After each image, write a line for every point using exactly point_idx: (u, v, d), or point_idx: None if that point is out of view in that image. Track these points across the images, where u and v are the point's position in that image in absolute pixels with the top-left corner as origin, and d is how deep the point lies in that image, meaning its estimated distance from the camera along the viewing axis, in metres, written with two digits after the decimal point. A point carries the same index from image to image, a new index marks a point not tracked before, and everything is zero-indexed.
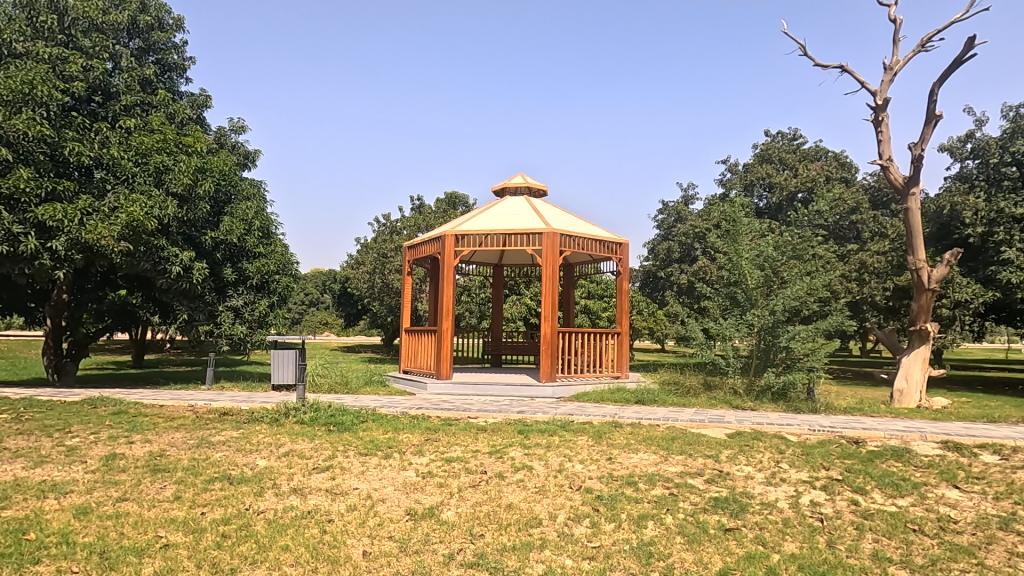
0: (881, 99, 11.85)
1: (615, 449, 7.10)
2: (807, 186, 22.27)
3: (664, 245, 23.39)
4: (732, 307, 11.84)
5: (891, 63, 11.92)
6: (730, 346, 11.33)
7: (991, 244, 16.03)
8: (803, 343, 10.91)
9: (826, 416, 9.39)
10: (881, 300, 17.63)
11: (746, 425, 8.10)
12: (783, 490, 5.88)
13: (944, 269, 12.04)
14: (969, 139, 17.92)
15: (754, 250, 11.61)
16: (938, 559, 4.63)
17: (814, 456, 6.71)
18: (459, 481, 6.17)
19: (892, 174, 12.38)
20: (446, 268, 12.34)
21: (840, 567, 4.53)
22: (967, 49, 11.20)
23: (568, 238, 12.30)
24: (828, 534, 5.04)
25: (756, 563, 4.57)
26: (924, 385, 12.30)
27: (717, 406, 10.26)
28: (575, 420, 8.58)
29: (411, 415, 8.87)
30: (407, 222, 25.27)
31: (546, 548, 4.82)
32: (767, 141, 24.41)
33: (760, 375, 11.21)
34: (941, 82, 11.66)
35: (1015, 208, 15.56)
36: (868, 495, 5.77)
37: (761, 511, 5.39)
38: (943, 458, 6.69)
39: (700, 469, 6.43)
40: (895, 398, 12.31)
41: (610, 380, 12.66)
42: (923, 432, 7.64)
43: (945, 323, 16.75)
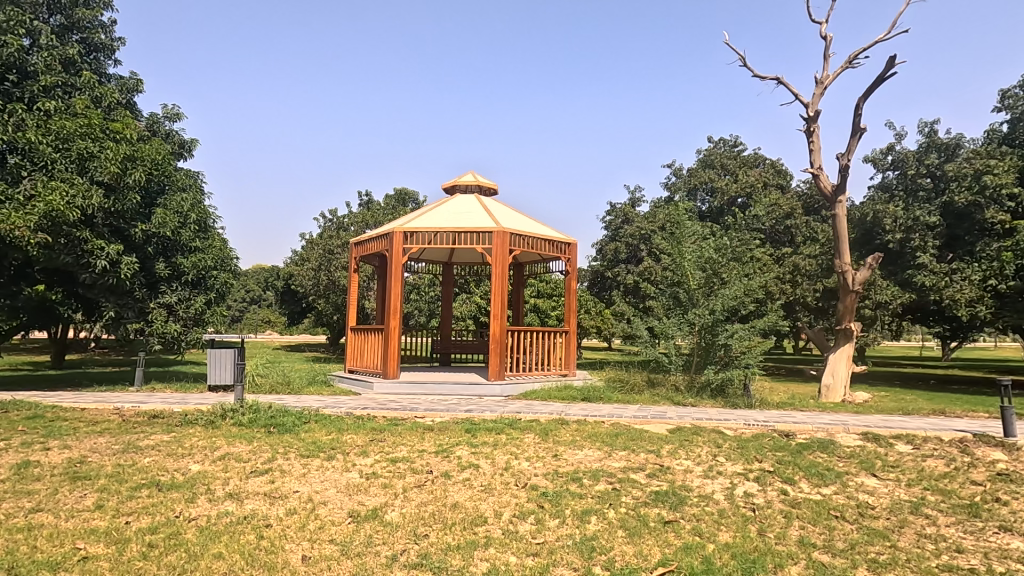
0: (813, 111, 12.53)
1: (561, 446, 7.20)
2: (746, 192, 23.31)
3: (611, 246, 23.87)
4: (675, 306, 12.21)
5: (822, 77, 12.60)
6: (672, 344, 11.75)
7: (908, 250, 17.26)
8: (741, 341, 11.43)
9: (761, 411, 9.91)
10: (812, 300, 18.67)
11: (686, 421, 8.39)
12: (719, 483, 6.14)
13: (867, 272, 12.84)
14: (890, 152, 19.21)
15: (696, 252, 12.06)
16: (857, 543, 4.89)
17: (748, 450, 7.05)
18: (404, 481, 6.09)
19: (822, 182, 13.12)
20: (393, 265, 12.16)
21: (769, 554, 4.71)
22: (890, 67, 11.97)
23: (518, 237, 12.37)
24: (759, 523, 5.26)
25: (692, 553, 4.71)
26: (848, 380, 13.11)
27: (660, 402, 10.61)
28: (523, 418, 8.63)
29: (356, 415, 8.67)
30: (354, 218, 24.78)
31: (491, 547, 4.83)
32: (709, 147, 25.31)
33: (700, 372, 11.67)
34: (866, 97, 12.42)
35: (929, 217, 16.87)
36: (797, 485, 6.10)
37: (698, 503, 5.61)
38: (863, 448, 7.17)
39: (642, 464, 6.62)
40: (823, 394, 13.04)
41: (558, 378, 12.84)
42: (846, 425, 8.15)
43: (868, 323, 17.92)
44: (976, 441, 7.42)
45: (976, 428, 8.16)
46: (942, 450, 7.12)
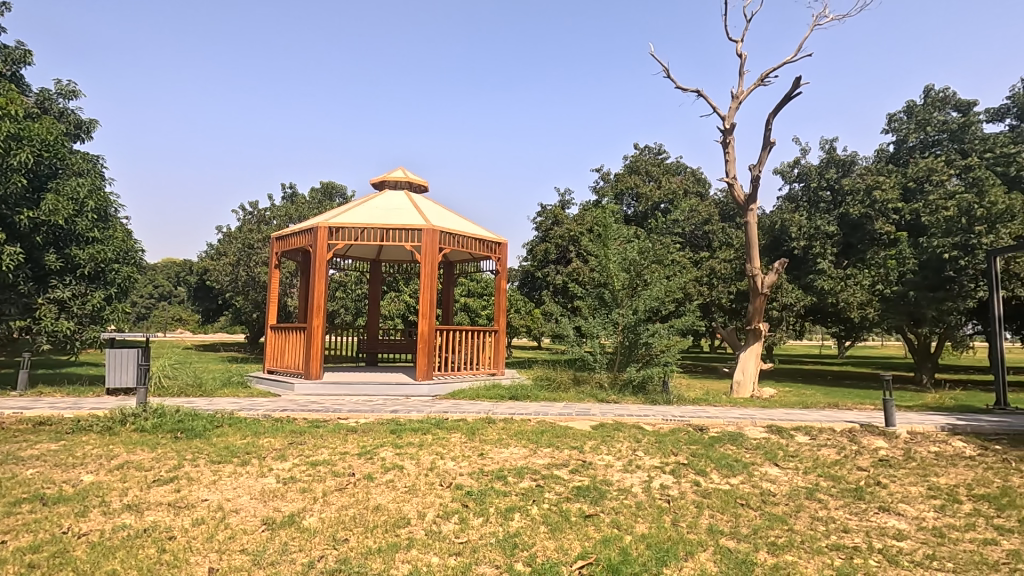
0: (728, 124, 13.31)
1: (487, 444, 7.23)
2: (669, 198, 24.41)
3: (541, 247, 24.25)
4: (601, 306, 12.60)
5: (737, 92, 13.41)
6: (597, 343, 12.12)
7: (810, 256, 18.79)
8: (661, 340, 11.96)
9: (678, 407, 10.43)
10: (726, 302, 19.86)
11: (608, 417, 8.66)
12: (637, 476, 6.40)
13: (774, 276, 13.82)
14: (796, 165, 20.78)
15: (621, 254, 12.50)
16: (759, 528, 5.22)
17: (665, 443, 7.40)
18: (324, 485, 5.88)
19: (736, 191, 13.98)
20: (317, 262, 11.72)
21: (681, 541, 4.93)
22: (796, 86, 12.91)
23: (448, 236, 12.29)
24: (673, 514, 5.52)
25: (610, 545, 4.85)
26: (756, 377, 14.06)
27: (585, 400, 10.90)
28: (450, 418, 8.59)
29: (274, 418, 8.28)
30: (277, 211, 23.66)
31: (412, 548, 4.76)
32: (635, 153, 26.26)
33: (623, 370, 12.10)
34: (775, 113, 13.34)
35: (828, 227, 18.45)
36: (708, 476, 6.48)
37: (618, 497, 5.82)
38: (767, 440, 7.72)
39: (565, 460, 6.78)
40: (734, 389, 13.91)
41: (487, 377, 12.88)
42: (753, 418, 8.75)
43: (775, 324, 19.32)
44: (863, 431, 8.18)
45: (863, 419, 9.00)
46: (834, 440, 7.79)
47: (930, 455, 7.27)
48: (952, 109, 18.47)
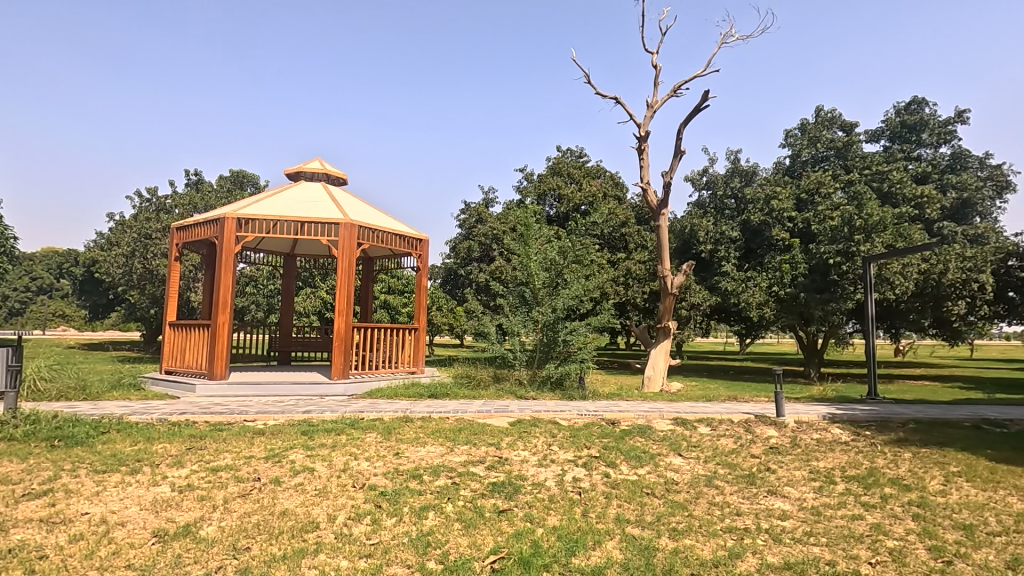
0: (644, 131, 13.94)
1: (403, 444, 7.12)
2: (589, 200, 25.17)
3: (464, 244, 24.21)
4: (521, 305, 12.80)
5: (652, 102, 14.06)
6: (518, 341, 12.30)
7: (716, 259, 20.14)
8: (578, 338, 12.32)
9: (592, 402, 10.81)
10: (640, 301, 20.82)
11: (526, 414, 8.81)
12: (551, 470, 6.57)
13: (683, 278, 14.64)
14: (705, 174, 22.12)
15: (541, 254, 12.76)
16: (661, 515, 5.52)
17: (579, 438, 7.65)
18: (226, 492, 5.54)
19: (649, 196, 14.68)
20: (223, 255, 11.00)
21: (590, 531, 5.11)
22: (705, 99, 13.71)
23: (367, 231, 11.95)
24: (583, 505, 5.72)
25: (522, 538, 4.94)
26: (666, 372, 14.85)
27: (504, 397, 11.03)
28: (366, 417, 8.38)
29: (171, 422, 7.69)
30: (180, 199, 21.95)
31: (320, 553, 4.60)
32: (558, 154, 26.85)
33: (542, 367, 12.35)
34: (686, 123, 14.09)
35: (732, 232, 19.85)
36: (618, 467, 6.77)
37: (531, 491, 5.94)
38: (673, 431, 8.19)
39: (482, 457, 6.83)
40: (645, 384, 14.61)
41: (406, 375, 12.67)
42: (661, 411, 9.25)
43: (683, 322, 20.51)
44: (757, 421, 8.88)
45: (757, 410, 9.77)
46: (731, 430, 8.41)
47: (812, 441, 8.03)
48: (837, 129, 20.42)
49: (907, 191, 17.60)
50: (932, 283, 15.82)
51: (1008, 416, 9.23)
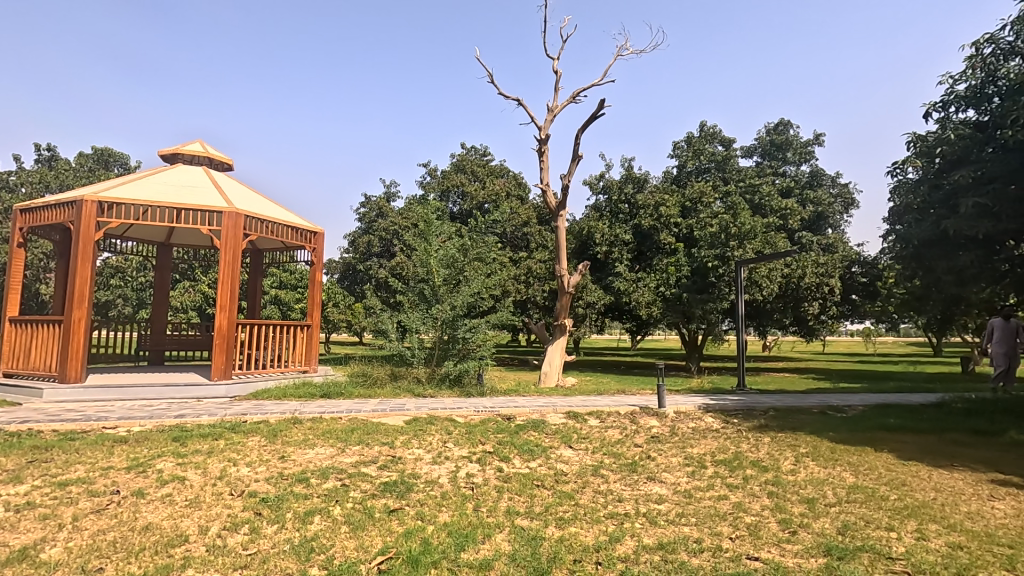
0: (544, 134, 14.32)
1: (289, 447, 6.76)
2: (492, 199, 25.34)
3: (364, 239, 23.45)
4: (421, 302, 12.65)
5: (552, 106, 14.46)
6: (417, 338, 12.16)
7: (610, 260, 21.28)
8: (477, 335, 12.39)
9: (490, 398, 10.96)
10: (540, 300, 21.39)
11: (422, 412, 8.74)
12: (445, 467, 6.58)
13: (579, 277, 15.22)
14: (602, 179, 23.16)
15: (441, 250, 12.70)
16: (549, 506, 5.71)
17: (474, 434, 7.73)
18: (76, 509, 4.94)
19: (548, 197, 15.12)
20: (80, 242, 9.77)
21: (480, 526, 5.16)
22: (601, 107, 14.28)
23: (254, 221, 11.17)
24: (475, 500, 5.78)
25: (411, 537, 4.88)
26: (561, 368, 15.39)
27: (401, 395, 10.85)
28: (249, 420, 7.86)
29: (10, 432, 6.71)
30: (28, 177, 19.19)
31: (189, 568, 4.24)
32: (462, 152, 26.84)
33: (440, 364, 12.27)
34: (584, 129, 14.58)
35: (624, 235, 21.05)
36: (511, 461, 6.93)
37: (424, 489, 5.90)
38: (565, 425, 8.54)
39: (374, 457, 6.67)
40: (541, 379, 15.04)
41: (297, 374, 12.01)
42: (555, 406, 9.61)
43: (579, 320, 21.44)
44: (641, 412, 9.51)
45: (642, 402, 10.45)
46: (618, 421, 8.93)
47: (688, 430, 8.73)
48: (718, 143, 22.29)
49: (774, 203, 19.65)
50: (792, 285, 17.77)
51: (847, 403, 10.63)
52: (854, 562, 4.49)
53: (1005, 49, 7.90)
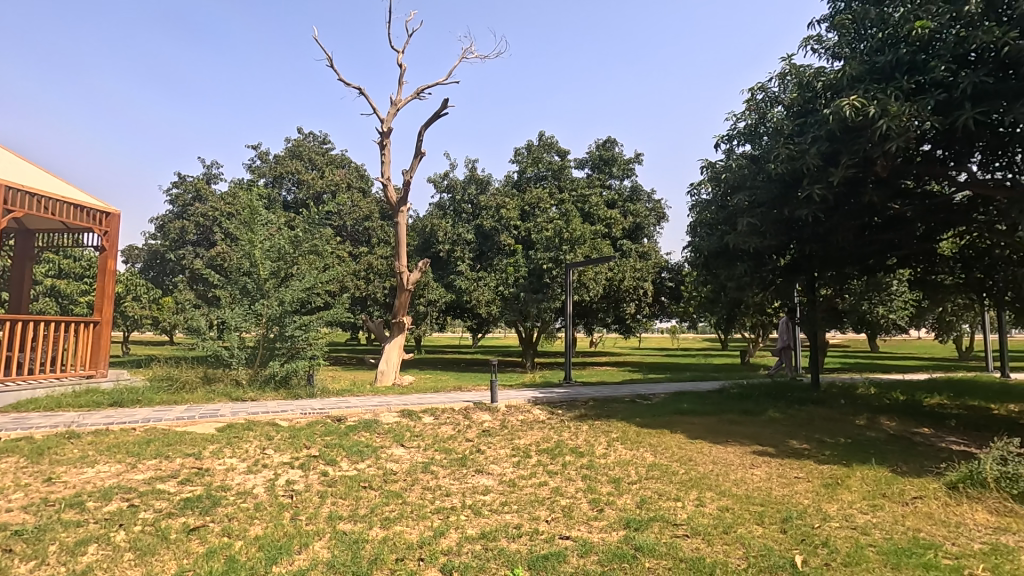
0: (387, 127, 13.98)
1: (61, 466, 5.70)
2: (331, 190, 24.05)
3: (176, 224, 20.71)
4: (243, 297, 11.49)
5: (396, 99, 14.16)
6: (237, 336, 11.04)
7: (452, 259, 21.73)
8: (308, 333, 11.59)
9: (320, 399, 10.44)
10: (380, 297, 20.90)
11: (239, 417, 7.99)
12: (261, 476, 6.08)
13: (418, 274, 14.99)
14: (446, 177, 23.30)
15: (268, 241, 11.67)
16: (375, 507, 5.57)
17: (298, 438, 7.28)
18: None
19: (389, 192, 14.76)
20: None
21: (297, 535, 4.85)
22: (445, 106, 14.20)
23: (18, 194, 9.12)
24: (294, 508, 5.42)
25: (215, 556, 4.41)
26: (399, 366, 15.20)
27: (215, 400, 9.80)
28: (6, 436, 6.47)
29: None
30: None
31: None
32: (298, 137, 25.15)
33: (264, 365, 11.27)
34: (427, 126, 14.36)
35: (467, 235, 21.62)
36: (337, 464, 6.65)
37: (234, 502, 5.37)
38: (398, 424, 8.51)
39: (174, 470, 5.91)
40: (377, 378, 14.68)
41: (78, 381, 10.07)
42: (390, 405, 9.63)
43: (420, 318, 21.66)
44: (475, 408, 9.81)
45: (476, 398, 10.78)
46: (452, 417, 9.10)
47: (517, 422, 9.20)
48: (554, 153, 23.78)
49: (601, 213, 21.57)
50: (614, 288, 19.72)
51: (653, 392, 12.09)
52: (647, 531, 5.11)
53: (771, 96, 9.60)
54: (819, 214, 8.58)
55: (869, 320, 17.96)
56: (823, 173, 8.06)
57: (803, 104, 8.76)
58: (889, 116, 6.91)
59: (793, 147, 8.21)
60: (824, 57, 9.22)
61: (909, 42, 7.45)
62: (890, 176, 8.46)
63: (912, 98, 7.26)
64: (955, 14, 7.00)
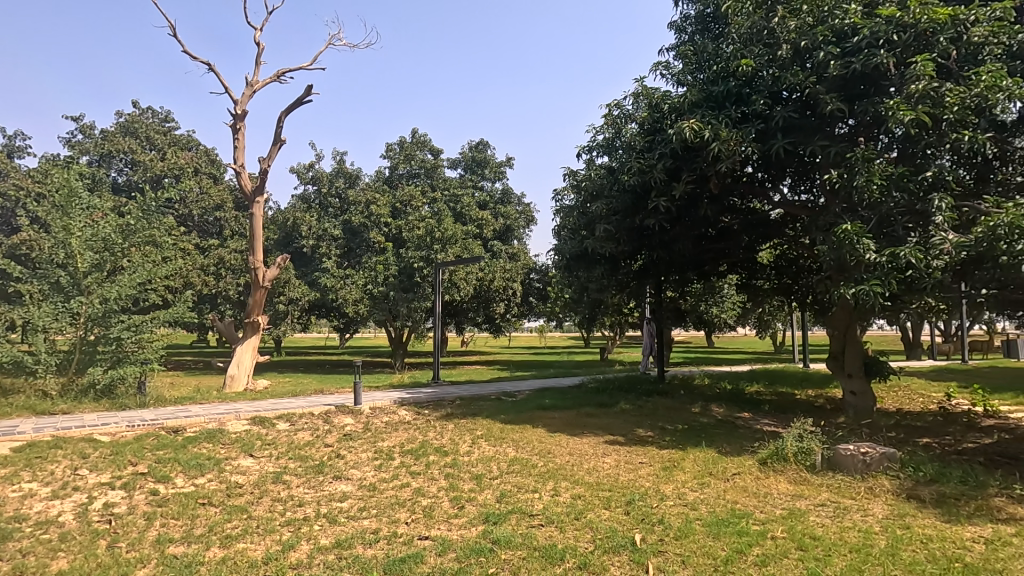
0: (241, 109, 12.82)
1: None
2: (175, 174, 21.50)
3: None
4: (53, 293, 9.80)
5: (252, 80, 13.04)
6: (45, 339, 9.41)
7: (317, 255, 20.64)
8: (140, 335, 10.21)
9: (155, 409, 9.32)
10: (233, 294, 19.17)
11: (46, 433, 6.86)
12: (71, 501, 5.27)
13: (276, 271, 13.84)
14: (311, 169, 21.99)
15: (89, 229, 10.09)
16: (214, 525, 5.07)
17: (122, 454, 6.44)
18: None
19: (243, 180, 13.54)
20: None
21: (113, 566, 4.25)
22: (308, 93, 13.38)
23: None
24: (112, 535, 4.76)
25: None
26: (252, 370, 14.04)
27: (14, 415, 8.31)
28: None
29: None
30: None
31: None
32: (133, 111, 22.23)
33: (83, 373, 9.76)
34: (288, 112, 13.39)
35: (333, 230, 20.66)
36: (170, 481, 5.98)
37: (31, 534, 4.58)
38: (247, 432, 7.87)
39: None
40: (227, 384, 13.43)
41: None
42: (239, 412, 8.86)
43: (280, 317, 20.22)
44: (336, 411, 9.40)
45: (338, 401, 10.34)
46: (310, 423, 8.62)
47: (381, 424, 8.96)
48: (427, 151, 23.58)
49: (473, 213, 21.77)
50: (484, 288, 20.08)
51: (518, 389, 12.49)
52: (504, 524, 5.26)
53: (626, 113, 10.40)
54: (664, 223, 9.46)
55: (707, 319, 20.23)
56: (667, 187, 8.93)
57: (652, 123, 9.61)
58: (721, 139, 7.84)
59: (643, 162, 8.98)
60: (671, 82, 10.19)
61: (737, 77, 8.52)
62: (721, 193, 9.62)
63: (738, 126, 8.31)
64: (771, 57, 8.14)
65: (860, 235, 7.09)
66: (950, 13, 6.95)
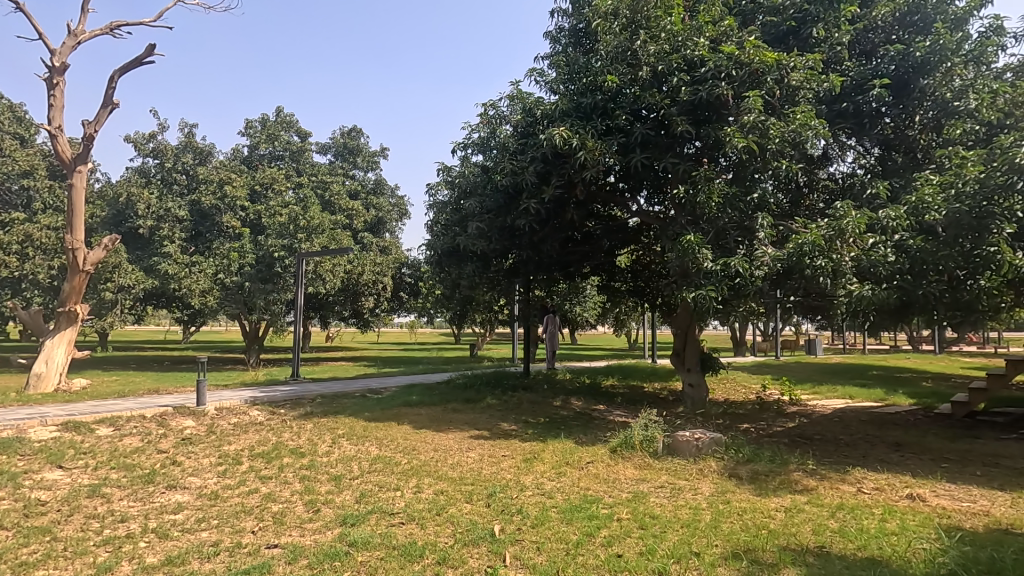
0: (60, 62, 10.90)
1: None
2: None
3: None
4: None
5: (75, 30, 11.14)
6: None
7: (156, 237, 18.27)
8: None
9: None
10: (44, 278, 16.32)
11: None
12: None
13: (101, 253, 11.99)
14: (152, 139, 19.42)
15: None
16: (4, 552, 4.26)
17: None
18: None
19: (60, 144, 11.53)
20: None
21: None
22: (149, 54, 11.82)
23: None
24: None
25: None
26: (66, 368, 12.03)
27: None
28: None
29: None
30: None
31: None
32: None
33: None
34: (122, 72, 11.69)
35: (178, 211, 18.51)
36: None
37: None
38: (56, 440, 6.76)
39: None
40: (32, 384, 11.37)
41: None
42: (45, 417, 7.57)
43: (106, 307, 17.55)
44: (173, 413, 8.44)
45: (177, 402, 9.28)
46: (139, 427, 7.61)
47: (228, 426, 8.19)
48: (294, 133, 22.04)
49: (342, 202, 20.72)
50: (352, 281, 19.21)
51: (384, 385, 12.17)
52: (363, 525, 5.09)
53: (501, 115, 10.59)
54: (533, 224, 9.82)
55: (570, 318, 21.38)
56: (537, 190, 9.28)
57: (526, 127, 9.94)
58: (586, 149, 8.33)
59: (516, 164, 9.26)
60: (544, 89, 10.62)
61: (603, 92, 9.09)
62: (586, 200, 10.22)
63: (602, 137, 8.91)
64: (633, 77, 8.84)
65: (700, 245, 7.98)
66: (776, 57, 8.01)
